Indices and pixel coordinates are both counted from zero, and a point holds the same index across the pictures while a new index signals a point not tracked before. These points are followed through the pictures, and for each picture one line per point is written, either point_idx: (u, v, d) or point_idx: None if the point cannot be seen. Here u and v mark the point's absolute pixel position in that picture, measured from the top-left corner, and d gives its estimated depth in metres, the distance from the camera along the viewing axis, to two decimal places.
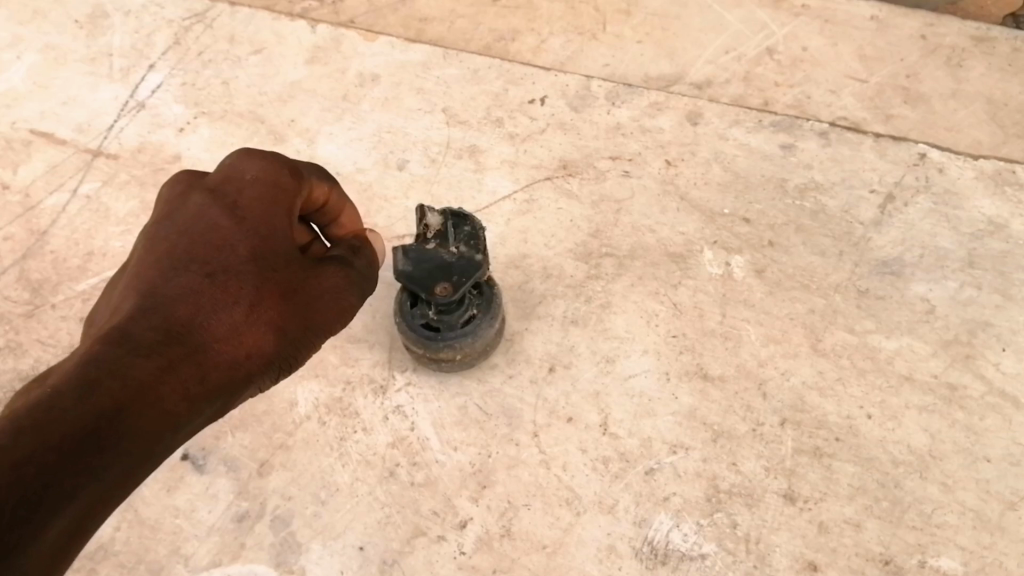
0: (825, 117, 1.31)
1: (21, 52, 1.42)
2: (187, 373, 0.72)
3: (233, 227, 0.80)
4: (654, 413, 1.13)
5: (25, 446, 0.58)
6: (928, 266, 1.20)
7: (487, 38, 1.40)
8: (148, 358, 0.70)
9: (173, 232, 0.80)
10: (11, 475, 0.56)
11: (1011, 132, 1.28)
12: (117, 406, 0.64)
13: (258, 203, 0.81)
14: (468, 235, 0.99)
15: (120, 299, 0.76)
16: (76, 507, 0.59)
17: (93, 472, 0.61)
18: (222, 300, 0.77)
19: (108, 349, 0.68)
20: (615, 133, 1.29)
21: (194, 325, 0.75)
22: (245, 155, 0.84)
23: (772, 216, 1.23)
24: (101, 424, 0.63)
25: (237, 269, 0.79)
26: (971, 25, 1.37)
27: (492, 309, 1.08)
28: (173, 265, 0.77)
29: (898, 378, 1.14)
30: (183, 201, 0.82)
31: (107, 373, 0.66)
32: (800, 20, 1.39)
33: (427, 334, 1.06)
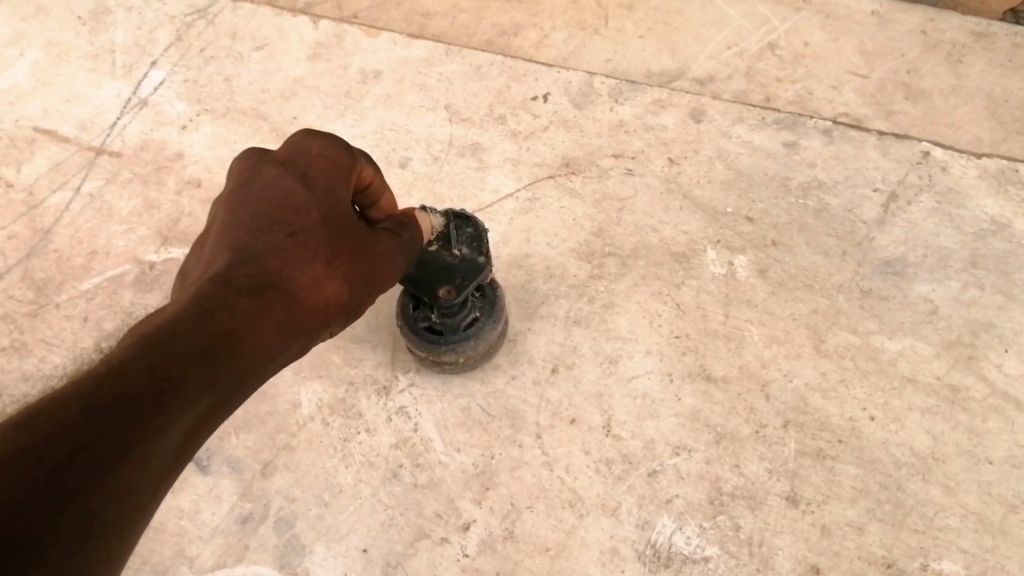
0: (827, 114, 1.30)
1: (24, 49, 1.41)
2: (280, 313, 0.71)
3: (306, 194, 0.79)
4: (657, 415, 1.13)
5: (153, 354, 0.59)
6: (931, 267, 1.20)
7: (490, 32, 1.39)
8: (249, 298, 0.70)
9: (250, 198, 0.79)
10: (143, 374, 0.57)
11: (1011, 129, 1.28)
12: (224, 335, 0.65)
13: (325, 175, 0.81)
14: (471, 237, 0.98)
15: (208, 259, 0.75)
16: (193, 417, 0.60)
17: (209, 387, 0.61)
18: (303, 255, 0.76)
19: (212, 292, 0.69)
20: (618, 131, 1.29)
21: (282, 276, 0.74)
22: (309, 136, 0.84)
23: (775, 216, 1.23)
24: (213, 348, 0.64)
25: (313, 228, 0.78)
26: (971, 20, 1.36)
27: (495, 313, 1.08)
28: (257, 225, 0.76)
29: (901, 379, 1.14)
30: (256, 172, 0.81)
31: (216, 307, 0.67)
32: (802, 15, 1.38)
33: (431, 336, 1.06)
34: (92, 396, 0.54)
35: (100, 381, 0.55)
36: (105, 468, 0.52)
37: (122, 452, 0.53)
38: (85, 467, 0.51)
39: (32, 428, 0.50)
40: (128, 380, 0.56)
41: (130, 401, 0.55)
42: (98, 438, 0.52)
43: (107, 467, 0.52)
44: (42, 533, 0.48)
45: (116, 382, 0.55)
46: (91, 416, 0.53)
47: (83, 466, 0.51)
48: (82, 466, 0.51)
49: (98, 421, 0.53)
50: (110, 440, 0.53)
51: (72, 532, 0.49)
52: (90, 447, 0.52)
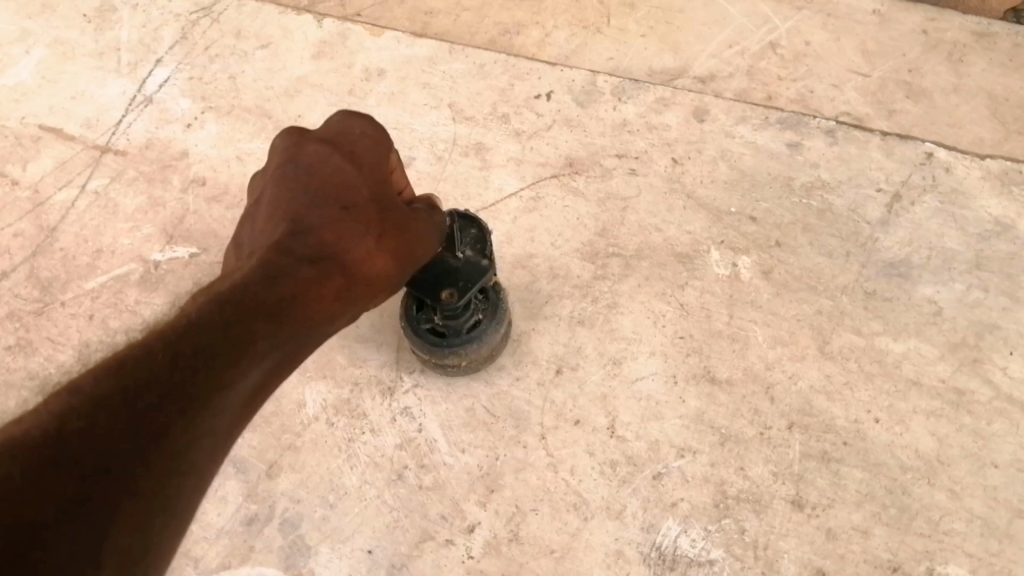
0: (828, 113, 1.29)
1: (30, 46, 1.41)
2: (338, 282, 0.80)
3: (354, 170, 0.85)
4: (661, 416, 1.13)
5: (227, 313, 0.69)
6: (935, 268, 1.19)
7: (493, 31, 1.38)
8: (310, 267, 0.79)
9: (302, 174, 0.85)
10: (218, 331, 0.67)
11: (1012, 129, 1.27)
12: (289, 299, 0.75)
13: (370, 153, 0.86)
14: (476, 238, 0.98)
15: (265, 229, 0.83)
16: (262, 369, 0.70)
17: (275, 344, 0.72)
18: (356, 230, 0.83)
19: (276, 260, 0.78)
20: (621, 130, 1.28)
21: (339, 248, 0.82)
22: (350, 114, 0.89)
23: (779, 216, 1.23)
24: (280, 309, 0.74)
25: (363, 205, 0.84)
26: (971, 20, 1.35)
27: (497, 315, 1.08)
28: (312, 201, 0.83)
29: (906, 381, 1.14)
30: (302, 147, 0.86)
31: (280, 276, 0.76)
32: (802, 13, 1.36)
33: (433, 340, 1.06)
34: (173, 349, 0.63)
35: (180, 337, 0.64)
36: (185, 412, 0.60)
37: (201, 396, 0.62)
38: (172, 410, 0.59)
39: (124, 374, 0.59)
40: (205, 336, 0.66)
41: (208, 353, 0.64)
42: (179, 386, 0.61)
43: (187, 411, 0.60)
44: (136, 463, 0.56)
45: (194, 339, 0.64)
46: (174, 366, 0.61)
47: (170, 409, 0.59)
48: (166, 409, 0.59)
49: (180, 368, 0.62)
50: (189, 388, 0.61)
51: (161, 464, 0.58)
52: (173, 393, 0.60)
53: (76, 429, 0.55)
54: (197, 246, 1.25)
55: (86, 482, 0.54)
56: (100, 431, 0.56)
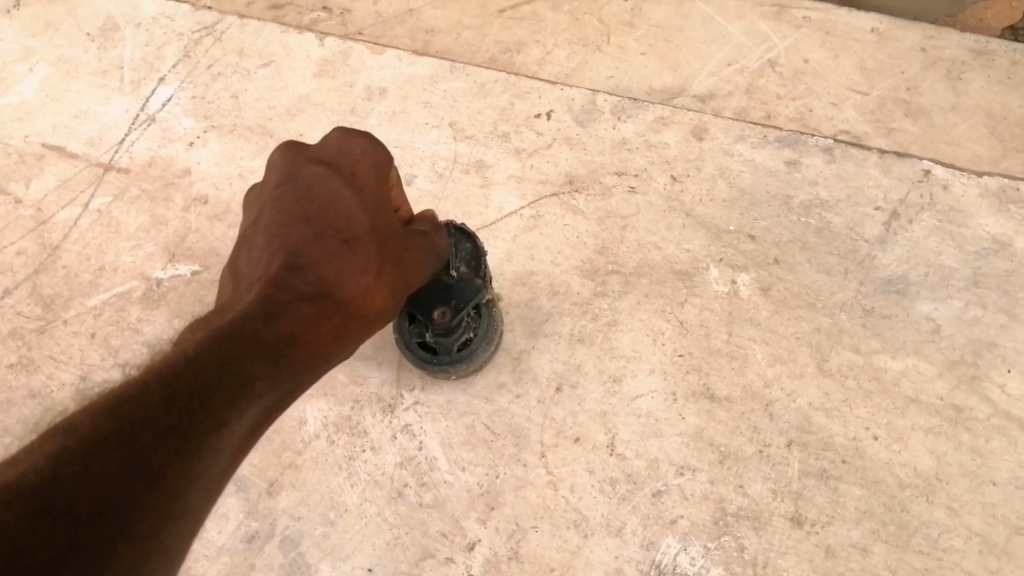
0: (827, 131, 1.29)
1: (33, 64, 1.42)
2: (335, 321, 0.78)
3: (353, 198, 0.80)
4: (661, 434, 1.14)
5: (224, 350, 0.67)
6: (933, 286, 1.20)
7: (493, 50, 1.39)
8: (309, 304, 0.76)
9: (300, 198, 0.79)
10: (216, 368, 0.65)
11: (1011, 147, 1.27)
12: (287, 340, 0.73)
13: (370, 178, 0.82)
14: (470, 255, 1.00)
15: (261, 258, 0.78)
16: (259, 408, 0.69)
17: (272, 384, 0.70)
18: (357, 265, 0.79)
19: (274, 295, 0.75)
20: (621, 148, 1.29)
21: (339, 285, 0.78)
22: (349, 133, 0.84)
23: (777, 234, 1.23)
24: (279, 349, 0.72)
25: (362, 235, 0.80)
26: (970, 38, 1.34)
27: (488, 335, 1.12)
28: (312, 231, 0.78)
29: (904, 400, 1.14)
30: (300, 168, 0.81)
31: (279, 314, 0.74)
32: (801, 31, 1.36)
33: (424, 353, 1.10)
34: (169, 390, 0.60)
35: (176, 375, 0.62)
36: (182, 455, 0.58)
37: (200, 438, 0.60)
38: (169, 452, 0.57)
39: (119, 414, 0.57)
40: (203, 374, 0.63)
41: (207, 395, 0.62)
42: (176, 427, 0.58)
43: (183, 453, 0.58)
44: (131, 508, 0.54)
45: (189, 377, 0.62)
46: (170, 408, 0.59)
47: (169, 450, 0.57)
48: (162, 451, 0.57)
49: (177, 409, 0.59)
50: (186, 430, 0.59)
51: (155, 508, 0.55)
52: (169, 435, 0.58)
53: (72, 472, 0.53)
54: (199, 264, 1.26)
55: (80, 531, 0.51)
56: (95, 475, 0.53)
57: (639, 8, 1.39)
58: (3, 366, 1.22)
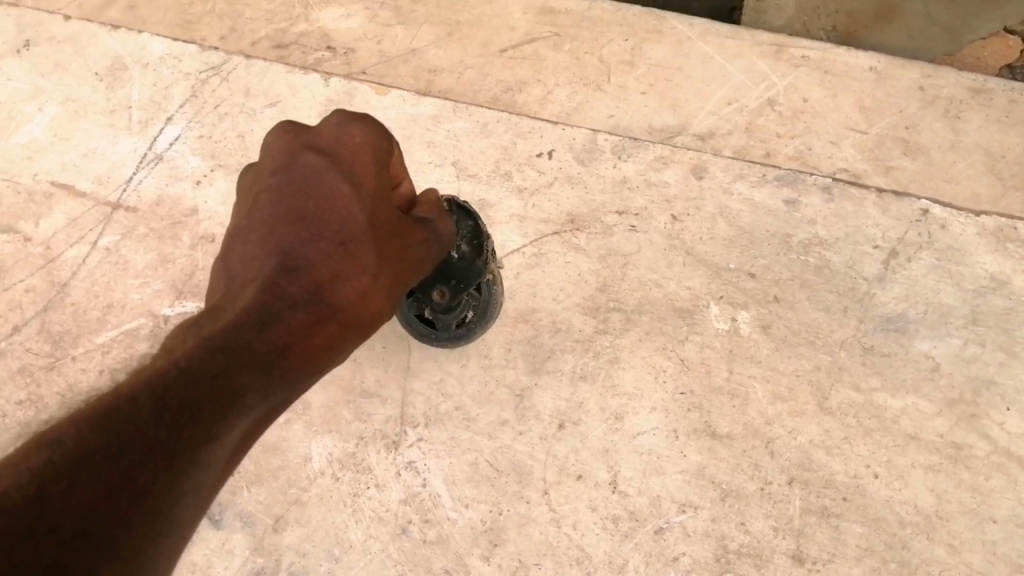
0: (827, 170, 1.30)
1: (42, 103, 1.45)
2: (331, 329, 0.85)
3: (351, 195, 0.88)
4: (663, 471, 1.16)
5: (217, 362, 0.74)
6: (932, 323, 1.21)
7: (495, 89, 1.40)
8: (303, 310, 0.84)
9: (298, 196, 0.88)
10: (206, 383, 0.72)
11: (1010, 185, 1.27)
12: (281, 349, 0.80)
13: (369, 172, 0.88)
14: (471, 233, 1.07)
15: (256, 255, 0.86)
16: (249, 421, 0.75)
17: (262, 396, 0.77)
18: (353, 270, 0.87)
19: (269, 302, 0.82)
20: (621, 188, 1.30)
21: (332, 290, 0.86)
22: (348, 120, 0.89)
23: (777, 272, 1.24)
24: (273, 358, 0.79)
25: (359, 235, 0.88)
26: (967, 76, 1.33)
27: (485, 315, 1.20)
28: (311, 232, 0.87)
29: (905, 437, 1.15)
30: (299, 161, 0.89)
31: (274, 322, 0.81)
32: (801, 71, 1.36)
33: (423, 329, 1.19)
34: (158, 406, 0.67)
35: (167, 390, 0.69)
36: (166, 470, 0.65)
37: (186, 453, 0.67)
38: (155, 467, 0.64)
39: (109, 430, 0.64)
40: (194, 389, 0.71)
41: (197, 408, 0.69)
42: (162, 443, 0.66)
43: (169, 468, 0.65)
44: (116, 524, 0.60)
45: (181, 393, 0.69)
46: (158, 422, 0.66)
47: (155, 466, 0.64)
48: (149, 467, 0.64)
49: (165, 425, 0.67)
50: (172, 445, 0.66)
51: (141, 523, 0.62)
52: (155, 451, 0.65)
53: (58, 489, 0.59)
54: (205, 301, 1.28)
55: (63, 547, 0.57)
56: (82, 493, 0.60)
57: (639, 47, 1.40)
58: (13, 403, 1.26)
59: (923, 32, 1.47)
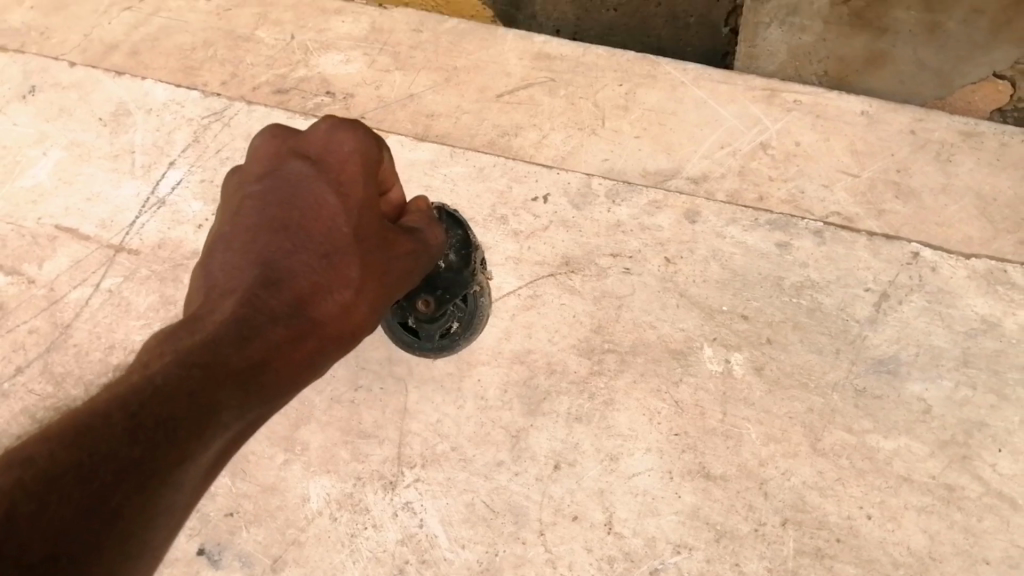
0: (819, 213, 1.32)
1: (48, 148, 1.48)
2: (309, 344, 0.86)
3: (337, 206, 0.89)
4: (658, 512, 1.17)
5: (195, 378, 0.75)
6: (924, 365, 1.22)
7: (492, 133, 1.43)
8: (283, 324, 0.84)
9: (283, 205, 0.89)
10: (184, 400, 0.73)
11: (1001, 228, 1.28)
12: (260, 364, 0.81)
13: (356, 181, 0.90)
14: (460, 242, 1.12)
15: (239, 265, 0.86)
16: (226, 438, 0.76)
17: (238, 413, 0.77)
18: (335, 281, 0.88)
19: (249, 314, 0.83)
20: (615, 231, 1.32)
21: (312, 304, 0.87)
22: (338, 128, 0.91)
23: (769, 314, 1.26)
24: (252, 373, 0.80)
25: (342, 247, 0.89)
26: (958, 119, 1.35)
27: (469, 327, 1.25)
28: (293, 244, 0.87)
29: (897, 479, 1.16)
30: (286, 169, 0.91)
31: (253, 336, 0.82)
32: (793, 115, 1.38)
33: (407, 338, 1.23)
34: (133, 424, 0.68)
35: (142, 407, 0.70)
36: (141, 490, 0.66)
37: (160, 474, 0.68)
38: (128, 487, 0.65)
39: (84, 450, 0.65)
40: (170, 406, 0.71)
41: (172, 425, 0.70)
42: (136, 463, 0.66)
43: (142, 491, 0.66)
44: (87, 549, 0.61)
45: (157, 409, 0.70)
46: (132, 442, 0.67)
47: (128, 488, 0.65)
48: (122, 489, 0.65)
49: (139, 443, 0.68)
50: (146, 465, 0.67)
51: (111, 547, 0.63)
52: (128, 471, 0.66)
53: (27, 511, 0.61)
54: None
55: (33, 571, 0.58)
56: (52, 515, 0.61)
57: (633, 92, 1.43)
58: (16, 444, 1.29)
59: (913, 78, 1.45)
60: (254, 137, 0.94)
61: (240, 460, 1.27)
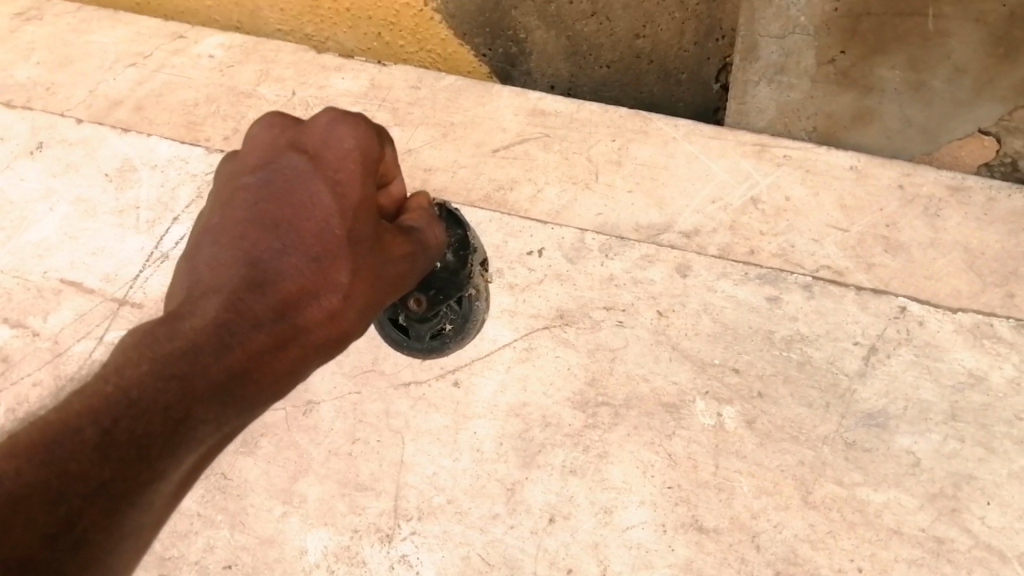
0: (810, 266, 1.34)
1: (54, 204, 1.52)
2: (292, 349, 0.82)
3: (330, 205, 0.82)
4: (651, 565, 1.19)
5: (171, 391, 0.76)
6: (912, 419, 1.23)
7: (488, 187, 1.46)
8: (265, 332, 0.80)
9: (276, 201, 0.83)
10: (158, 417, 0.75)
11: (989, 281, 1.30)
12: (238, 372, 0.79)
13: (353, 180, 0.83)
14: (460, 242, 1.20)
15: (226, 261, 0.81)
16: (203, 447, 0.79)
17: (216, 425, 0.79)
18: (323, 285, 0.82)
19: (230, 319, 0.79)
20: (608, 284, 1.35)
21: (299, 308, 0.81)
22: (338, 121, 0.84)
23: (760, 367, 1.28)
24: (228, 383, 0.79)
25: (334, 249, 0.82)
26: (946, 174, 1.38)
27: (458, 334, 1.29)
28: (282, 244, 0.82)
29: (887, 532, 1.18)
30: (282, 163, 0.85)
31: (234, 344, 0.79)
32: (782, 170, 1.42)
33: (398, 336, 1.26)
34: (105, 442, 0.72)
35: (117, 422, 0.73)
36: (108, 513, 0.72)
37: (128, 494, 0.73)
38: (93, 511, 0.71)
39: (53, 470, 0.70)
40: (145, 425, 0.74)
41: (143, 445, 0.74)
42: (105, 484, 0.72)
43: (109, 513, 0.72)
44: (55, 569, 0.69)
45: (131, 426, 0.73)
46: (102, 461, 0.72)
47: (95, 513, 0.71)
48: (90, 512, 0.71)
49: (110, 464, 0.72)
50: (115, 485, 0.72)
51: (77, 568, 0.70)
52: (97, 493, 0.71)
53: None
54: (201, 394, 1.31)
55: None
56: (15, 542, 0.68)
57: (626, 147, 1.47)
58: None
59: (902, 133, 1.49)
60: (253, 124, 0.89)
61: (240, 511, 1.31)
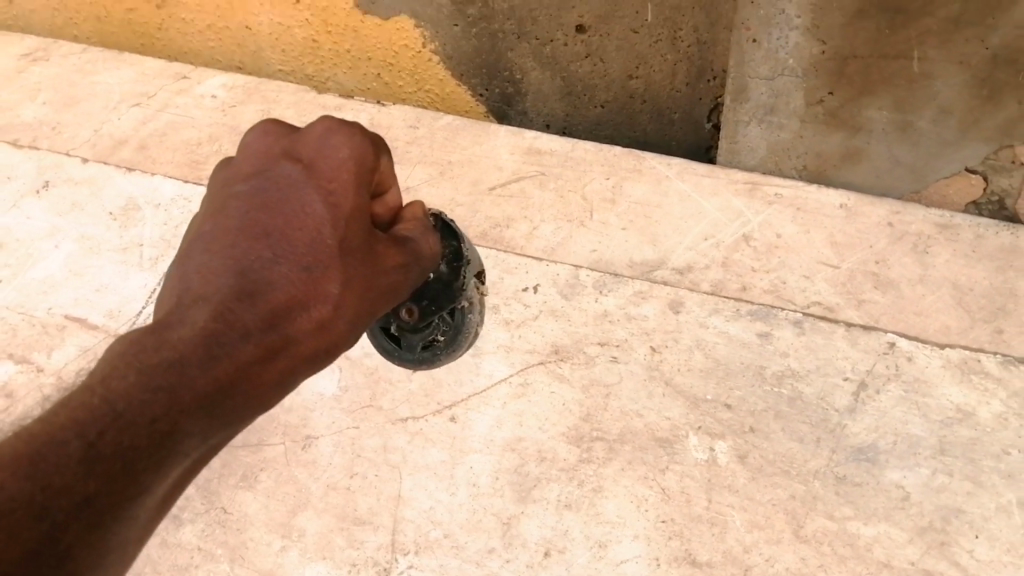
0: (800, 303, 1.37)
1: (59, 241, 1.55)
2: (281, 361, 0.79)
3: (323, 213, 0.81)
4: None
5: (157, 403, 0.73)
6: (901, 454, 1.25)
7: (485, 225, 1.50)
8: (253, 342, 0.77)
9: (268, 208, 0.81)
10: (145, 430, 0.72)
11: (977, 317, 1.32)
12: (226, 385, 0.76)
13: (347, 190, 0.82)
14: (454, 253, 1.11)
15: (216, 268, 0.78)
16: (186, 461, 0.76)
17: (201, 439, 0.76)
18: (314, 296, 0.80)
19: (219, 330, 0.76)
20: (602, 320, 1.38)
21: (289, 318, 0.79)
22: (333, 131, 0.83)
23: (751, 402, 1.31)
24: (215, 397, 0.76)
25: (326, 258, 0.80)
26: (935, 213, 1.40)
27: (450, 345, 1.23)
28: (273, 252, 0.79)
29: (877, 565, 1.20)
30: (275, 171, 0.83)
31: (222, 355, 0.76)
32: (773, 208, 1.44)
33: (388, 345, 1.20)
34: (89, 456, 0.69)
35: (102, 435, 0.70)
36: (91, 529, 0.69)
37: (113, 508, 0.70)
38: (77, 526, 0.68)
39: (37, 485, 0.67)
40: (132, 436, 0.71)
41: (130, 456, 0.71)
42: (90, 498, 0.69)
43: (91, 527, 0.69)
44: None
45: (118, 438, 0.71)
46: (87, 475, 0.69)
47: (77, 528, 0.68)
48: (73, 528, 0.68)
49: (95, 476, 0.69)
50: (99, 500, 0.69)
51: None
52: (82, 508, 0.68)
53: None
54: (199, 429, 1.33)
55: None
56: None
57: (619, 185, 1.49)
58: None
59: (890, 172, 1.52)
60: (246, 132, 0.87)
61: (240, 544, 1.34)
